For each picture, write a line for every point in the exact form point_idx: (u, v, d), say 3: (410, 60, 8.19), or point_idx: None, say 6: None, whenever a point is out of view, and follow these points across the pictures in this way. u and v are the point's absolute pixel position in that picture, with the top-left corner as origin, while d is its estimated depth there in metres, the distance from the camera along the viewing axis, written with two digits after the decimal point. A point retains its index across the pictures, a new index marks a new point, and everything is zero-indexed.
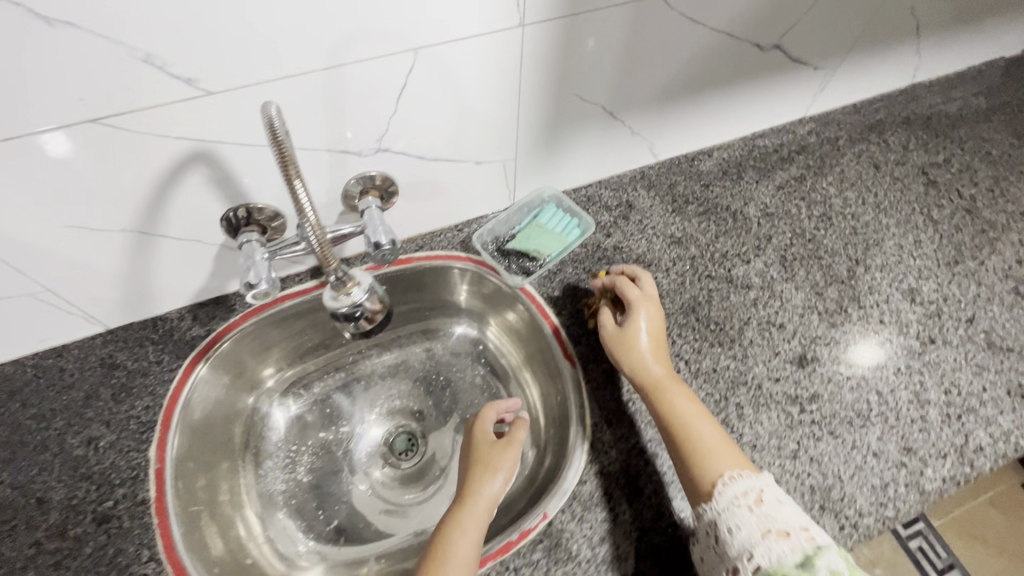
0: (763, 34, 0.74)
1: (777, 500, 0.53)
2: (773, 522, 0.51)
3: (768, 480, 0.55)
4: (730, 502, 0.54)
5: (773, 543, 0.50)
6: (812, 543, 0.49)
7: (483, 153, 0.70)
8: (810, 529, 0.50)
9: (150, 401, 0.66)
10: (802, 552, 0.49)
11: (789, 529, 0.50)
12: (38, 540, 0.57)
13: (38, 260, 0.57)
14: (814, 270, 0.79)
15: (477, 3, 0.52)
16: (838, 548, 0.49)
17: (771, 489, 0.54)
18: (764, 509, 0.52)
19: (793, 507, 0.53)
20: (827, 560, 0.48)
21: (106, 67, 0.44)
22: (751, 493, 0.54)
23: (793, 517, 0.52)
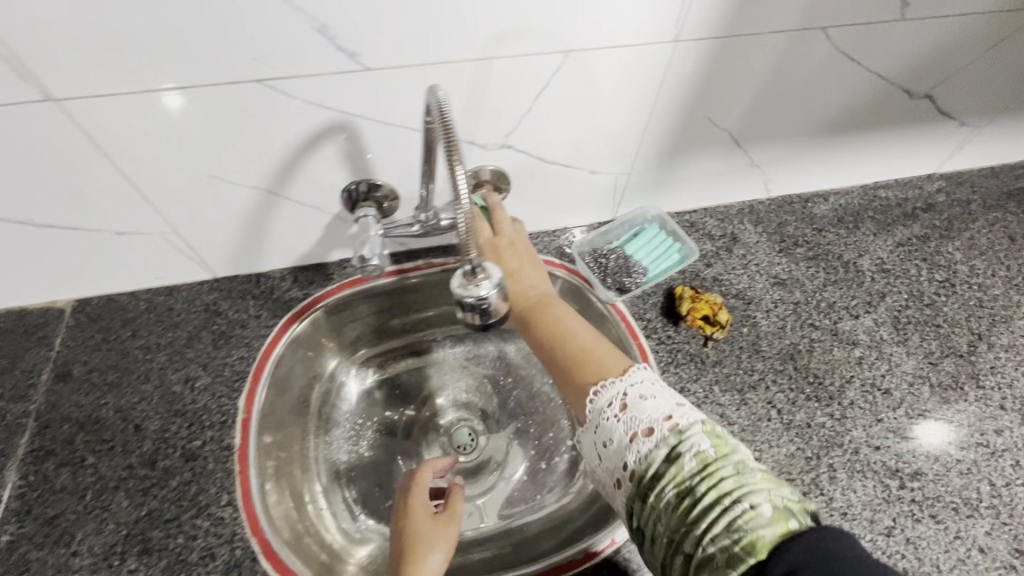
0: (917, 80, 0.69)
1: (640, 397, 0.50)
2: (637, 422, 0.48)
3: (638, 378, 0.51)
4: (598, 414, 0.50)
5: (641, 444, 0.47)
6: (674, 431, 0.46)
7: (601, 163, 0.69)
8: (674, 417, 0.47)
9: (245, 352, 0.68)
10: (668, 443, 0.46)
11: (652, 424, 0.47)
12: (131, 464, 0.60)
13: (172, 205, 0.60)
14: (930, 337, 0.73)
15: (640, 14, 0.51)
16: (701, 424, 0.47)
17: (637, 385, 0.51)
18: (628, 413, 0.49)
19: (657, 396, 0.50)
20: (693, 444, 0.45)
21: (284, 33, 0.46)
22: (616, 401, 0.50)
23: (657, 406, 0.48)
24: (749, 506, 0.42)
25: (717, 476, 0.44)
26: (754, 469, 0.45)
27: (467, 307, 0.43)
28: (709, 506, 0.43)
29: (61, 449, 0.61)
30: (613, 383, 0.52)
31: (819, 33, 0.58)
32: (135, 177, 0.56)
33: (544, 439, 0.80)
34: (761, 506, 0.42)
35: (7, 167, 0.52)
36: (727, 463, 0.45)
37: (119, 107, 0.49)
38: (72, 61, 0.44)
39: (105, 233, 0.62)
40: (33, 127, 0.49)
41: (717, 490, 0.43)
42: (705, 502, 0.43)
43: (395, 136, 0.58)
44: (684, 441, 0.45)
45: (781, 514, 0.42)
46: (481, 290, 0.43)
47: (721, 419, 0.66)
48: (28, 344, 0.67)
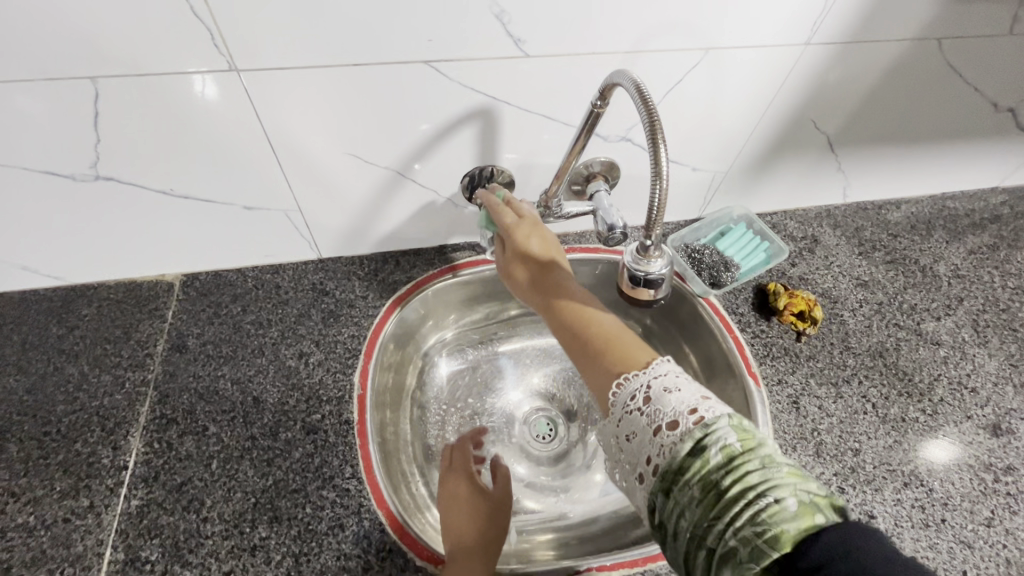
0: (1005, 94, 0.72)
1: (665, 390, 0.44)
2: (661, 413, 0.43)
3: (663, 370, 0.46)
4: (622, 408, 0.46)
5: (664, 438, 0.42)
6: (700, 424, 0.41)
7: (704, 160, 0.72)
8: (700, 409, 0.42)
9: (355, 331, 0.69)
10: (692, 437, 0.40)
11: (677, 416, 0.42)
12: (254, 435, 0.61)
13: (304, 181, 0.61)
14: (1008, 341, 0.76)
15: (782, 15, 0.55)
16: (730, 417, 0.41)
17: (662, 377, 0.46)
18: (653, 405, 0.44)
19: (685, 388, 0.44)
20: (719, 437, 0.40)
21: (464, 16, 0.48)
22: (640, 394, 0.45)
23: (683, 398, 0.43)
24: (771, 499, 0.37)
25: (742, 469, 0.38)
26: (783, 465, 0.39)
27: (637, 280, 0.47)
28: (733, 501, 0.37)
29: (182, 418, 0.61)
30: (636, 377, 0.47)
31: (933, 44, 0.62)
32: (281, 152, 0.57)
33: None
34: (784, 500, 0.36)
35: (168, 135, 0.53)
36: (754, 457, 0.39)
37: (290, 81, 0.51)
38: (265, 33, 0.46)
39: (235, 208, 0.63)
40: (207, 96, 0.50)
41: (740, 481, 0.38)
42: (731, 497, 0.38)
43: (530, 123, 0.60)
44: (710, 433, 0.40)
45: (807, 508, 0.36)
46: (653, 267, 0.46)
47: (820, 411, 0.68)
48: (141, 316, 0.68)
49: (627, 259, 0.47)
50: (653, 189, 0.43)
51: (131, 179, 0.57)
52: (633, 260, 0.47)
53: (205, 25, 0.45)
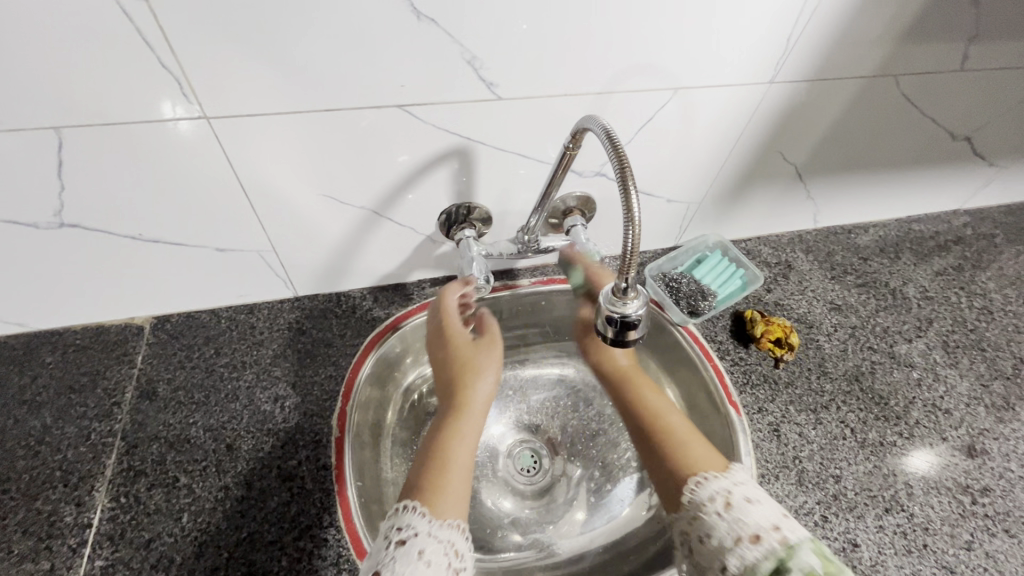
0: (960, 124, 0.75)
1: (746, 500, 0.47)
2: (742, 525, 0.45)
3: (741, 479, 0.49)
4: (697, 507, 0.49)
5: (744, 550, 0.44)
6: (784, 544, 0.43)
7: (677, 192, 0.73)
8: (783, 529, 0.44)
9: (333, 371, 0.68)
10: (774, 557, 0.42)
11: (758, 532, 0.44)
12: (227, 485, 0.59)
13: (277, 221, 0.60)
14: (978, 361, 0.78)
15: (747, 56, 0.56)
16: (813, 543, 0.43)
17: (742, 486, 0.49)
18: (733, 513, 0.46)
19: (764, 502, 0.47)
20: (800, 562, 0.41)
21: (438, 63, 0.49)
22: (718, 498, 0.48)
23: (766, 512, 0.45)
24: None
25: None
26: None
27: (611, 321, 0.46)
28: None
29: (151, 470, 0.59)
30: (713, 478, 0.50)
31: (890, 79, 0.65)
32: (254, 194, 0.57)
33: (609, 461, 0.80)
34: None
35: (136, 181, 0.52)
36: None
37: (261, 126, 0.50)
38: (234, 80, 0.46)
39: (207, 250, 0.62)
40: (176, 143, 0.50)
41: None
42: None
43: (506, 161, 0.60)
44: (791, 555, 0.42)
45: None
46: (629, 308, 0.46)
47: (800, 438, 0.69)
48: (109, 362, 0.66)
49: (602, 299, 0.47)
50: (625, 232, 0.43)
51: (96, 224, 0.56)
52: (608, 301, 0.46)
53: (172, 73, 0.45)
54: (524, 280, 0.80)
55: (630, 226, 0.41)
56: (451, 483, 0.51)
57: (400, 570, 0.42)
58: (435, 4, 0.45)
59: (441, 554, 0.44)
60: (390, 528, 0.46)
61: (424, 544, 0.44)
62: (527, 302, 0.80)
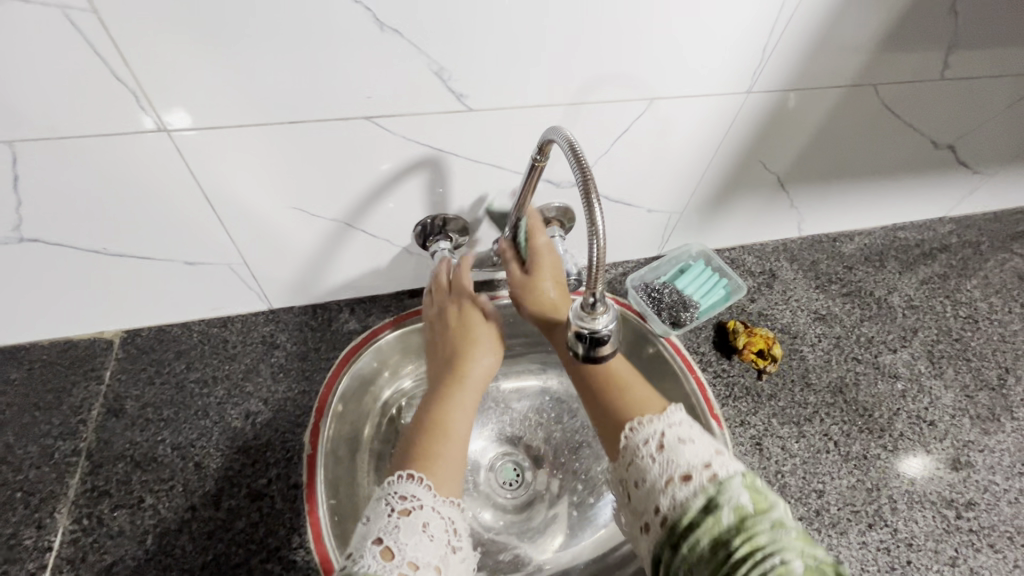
0: (943, 132, 0.74)
1: (679, 439, 0.47)
2: (675, 465, 0.45)
3: (676, 420, 0.48)
4: (633, 452, 0.48)
5: (676, 488, 0.44)
6: (714, 481, 0.43)
7: (658, 201, 0.72)
8: (714, 465, 0.44)
9: (306, 386, 0.66)
10: (705, 492, 0.43)
11: (690, 470, 0.44)
12: (194, 505, 0.57)
13: (247, 233, 0.59)
14: (963, 371, 0.77)
15: (721, 66, 0.55)
16: (742, 477, 0.44)
17: (676, 427, 0.48)
18: (665, 454, 0.46)
19: (697, 440, 0.47)
20: (730, 495, 0.42)
21: (404, 74, 0.48)
22: (653, 440, 0.47)
23: (698, 450, 0.46)
24: (780, 561, 0.39)
25: (752, 528, 0.41)
26: (791, 529, 0.41)
27: (581, 337, 0.45)
28: (740, 561, 0.39)
29: (116, 490, 0.57)
30: (649, 421, 0.49)
31: (870, 89, 0.64)
32: (221, 207, 0.55)
33: (593, 474, 0.78)
34: (792, 562, 0.39)
35: (97, 195, 0.51)
36: (764, 518, 0.41)
37: (225, 139, 0.49)
38: (193, 94, 0.45)
39: (175, 263, 0.61)
40: (136, 156, 0.49)
41: (748, 543, 0.40)
42: (739, 555, 0.40)
43: (480, 171, 0.59)
44: (722, 492, 0.42)
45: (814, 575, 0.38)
46: (598, 323, 0.45)
47: (783, 452, 0.68)
48: (76, 378, 0.65)
49: (570, 316, 0.46)
50: (591, 248, 0.42)
51: (58, 239, 0.54)
52: (577, 317, 0.46)
53: (128, 87, 0.43)
54: (503, 290, 0.79)
55: (595, 243, 0.40)
56: (446, 456, 0.50)
57: (406, 539, 0.42)
58: (398, 15, 0.44)
59: (442, 529, 0.44)
60: (391, 494, 0.45)
61: (427, 517, 0.44)
62: (508, 313, 0.79)
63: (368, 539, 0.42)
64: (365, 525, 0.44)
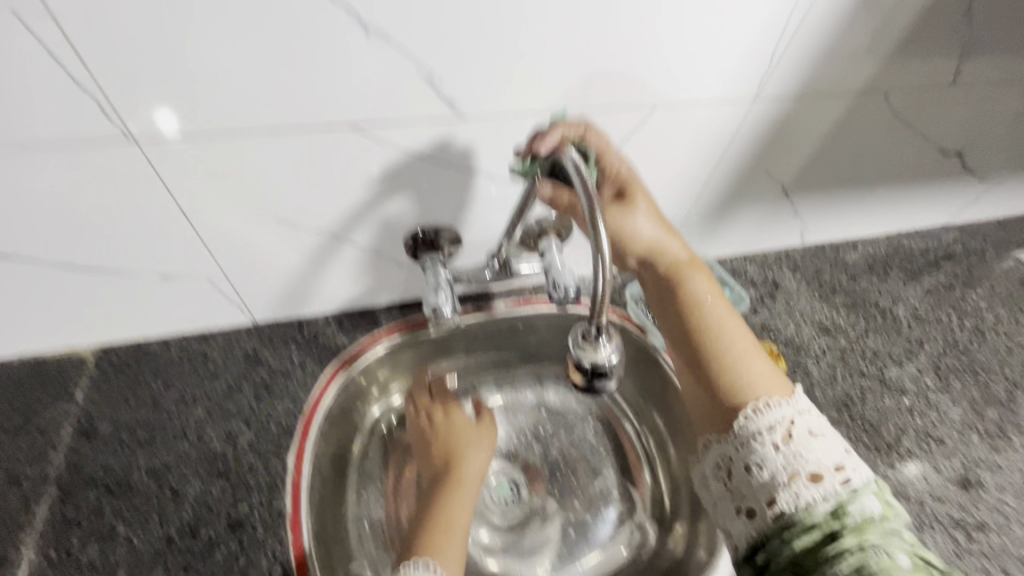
0: (951, 139, 0.72)
1: (809, 434, 0.46)
2: (802, 460, 0.44)
3: (805, 411, 0.47)
4: (755, 437, 0.46)
5: (800, 487, 0.43)
6: (847, 487, 0.43)
7: (658, 211, 0.69)
8: (846, 471, 0.44)
9: (290, 406, 0.63)
10: (835, 496, 0.43)
11: (819, 471, 0.44)
12: (170, 535, 0.54)
13: (226, 246, 0.56)
14: (971, 385, 0.75)
15: (728, 71, 0.53)
16: (874, 485, 0.44)
17: (804, 419, 0.47)
18: (794, 447, 0.45)
19: (827, 438, 0.46)
20: (861, 503, 0.43)
21: (392, 79, 0.45)
22: (779, 430, 0.46)
23: (829, 453, 0.45)
24: (887, 557, 0.40)
25: (872, 528, 0.42)
26: (906, 537, 0.43)
27: (582, 368, 0.45)
28: (846, 551, 0.41)
29: (87, 519, 0.54)
30: (776, 406, 0.47)
31: (880, 95, 0.62)
32: (197, 219, 0.52)
33: (591, 492, 0.74)
34: (901, 560, 0.40)
35: (62, 206, 0.48)
36: (885, 524, 0.42)
37: (200, 148, 0.46)
38: (160, 101, 0.42)
39: (150, 277, 0.57)
40: (103, 167, 0.46)
41: (857, 534, 0.41)
42: (847, 546, 0.41)
43: (473, 181, 0.56)
44: (853, 499, 0.43)
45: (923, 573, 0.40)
46: (600, 355, 0.45)
47: None
48: (45, 398, 0.61)
49: (571, 347, 0.46)
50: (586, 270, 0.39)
51: (23, 253, 0.51)
52: (578, 346, 0.45)
53: (88, 93, 0.41)
54: (498, 302, 0.74)
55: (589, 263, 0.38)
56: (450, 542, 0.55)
57: None
58: (384, 17, 0.41)
59: None
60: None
61: None
62: (503, 326, 0.76)
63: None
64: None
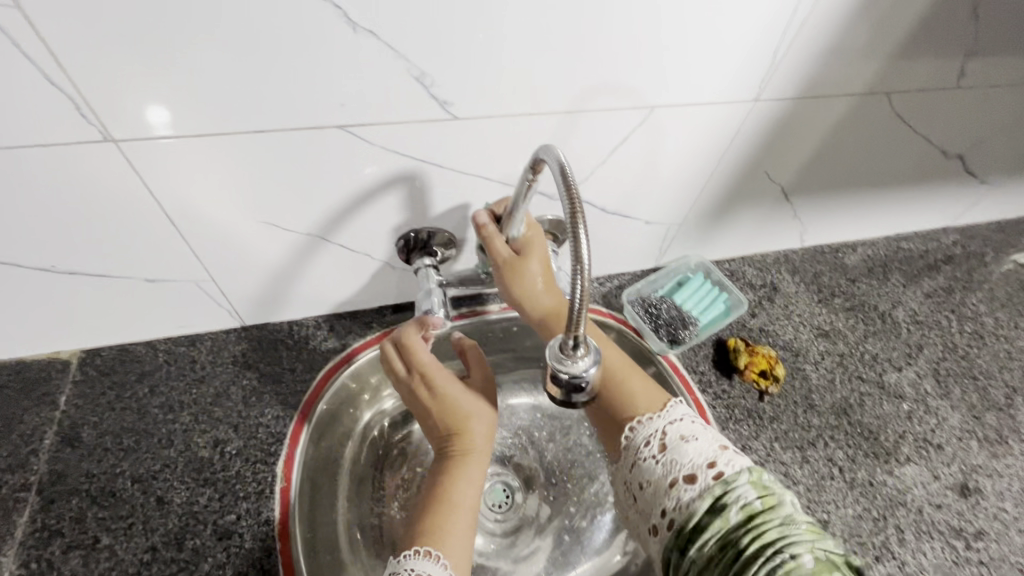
0: (952, 142, 0.71)
1: (681, 438, 0.47)
2: (679, 465, 0.45)
3: (678, 416, 0.49)
4: (634, 452, 0.48)
5: (682, 492, 0.44)
6: (719, 480, 0.44)
7: (656, 213, 0.68)
8: (718, 464, 0.45)
9: (280, 411, 0.61)
10: (710, 492, 0.43)
11: (693, 470, 0.45)
12: (154, 545, 0.53)
13: (212, 248, 0.54)
14: (970, 390, 0.74)
15: (728, 72, 0.51)
16: (748, 473, 0.44)
17: (677, 424, 0.49)
18: (669, 454, 0.47)
19: (699, 438, 0.47)
20: (738, 495, 0.43)
21: (382, 80, 0.43)
22: (654, 441, 0.48)
23: (699, 448, 0.46)
24: (789, 558, 0.39)
25: (760, 525, 0.41)
26: (802, 523, 0.42)
27: (558, 381, 0.41)
28: (748, 559, 0.40)
29: (69, 529, 0.53)
30: (653, 418, 0.50)
31: (882, 97, 0.60)
32: (181, 222, 0.51)
33: (585, 497, 0.73)
34: (799, 557, 0.39)
35: (40, 209, 0.46)
36: (773, 515, 0.42)
37: (183, 149, 0.44)
38: (140, 103, 0.41)
39: (134, 280, 0.56)
40: (83, 169, 0.44)
41: (754, 536, 0.41)
42: (748, 553, 0.41)
43: (466, 183, 0.55)
44: (729, 491, 0.43)
45: (824, 565, 0.39)
46: (578, 366, 0.41)
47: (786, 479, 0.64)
48: (28, 404, 0.60)
49: (547, 357, 0.42)
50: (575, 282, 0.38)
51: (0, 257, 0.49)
52: (555, 358, 0.41)
53: (63, 93, 0.39)
54: (492, 305, 0.75)
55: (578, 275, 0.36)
56: (459, 524, 0.47)
57: None
58: (374, 15, 0.40)
59: None
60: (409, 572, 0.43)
61: None
62: (497, 329, 0.75)
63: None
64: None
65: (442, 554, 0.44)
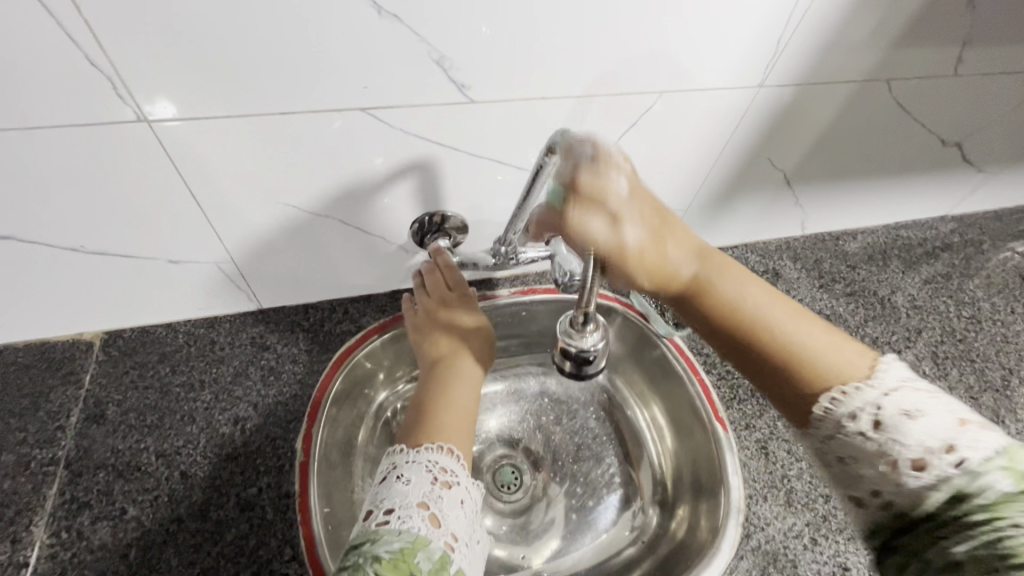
0: (951, 130, 0.73)
1: (904, 414, 0.40)
2: (899, 445, 0.40)
3: (894, 386, 0.42)
4: (837, 427, 0.43)
5: (906, 475, 0.39)
6: (965, 468, 0.37)
7: (662, 199, 0.70)
8: (959, 448, 0.38)
9: (298, 390, 0.63)
10: (953, 482, 0.37)
11: (923, 453, 0.39)
12: (180, 516, 0.54)
13: (234, 229, 0.56)
14: (967, 372, 0.76)
15: (734, 57, 0.53)
16: (1001, 456, 0.38)
17: (893, 397, 0.41)
18: (886, 433, 0.40)
19: (930, 413, 0.40)
20: (987, 478, 0.37)
21: (404, 65, 0.45)
22: (864, 415, 0.42)
23: (931, 429, 0.39)
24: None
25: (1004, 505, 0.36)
26: None
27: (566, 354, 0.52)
28: (970, 531, 0.37)
29: (97, 501, 0.55)
30: (856, 390, 0.42)
31: (883, 84, 0.62)
32: (207, 203, 0.52)
33: (592, 478, 0.75)
34: None
35: (72, 189, 0.48)
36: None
37: (210, 131, 0.46)
38: (176, 85, 0.42)
39: (158, 261, 0.57)
40: (118, 150, 0.46)
41: (989, 514, 0.36)
42: (974, 527, 0.36)
43: (479, 168, 0.57)
44: (975, 477, 0.37)
45: None
46: (584, 341, 0.51)
47: (788, 456, 0.68)
48: (53, 383, 0.61)
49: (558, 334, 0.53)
50: None
51: (32, 236, 0.51)
52: (565, 334, 0.52)
53: (100, 75, 0.41)
54: (502, 290, 0.76)
55: None
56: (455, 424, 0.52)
57: (447, 510, 0.43)
58: (398, 1, 0.41)
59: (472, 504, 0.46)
60: (428, 460, 0.46)
61: (461, 493, 0.45)
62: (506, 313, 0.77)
63: (412, 499, 0.42)
64: (405, 485, 0.43)
65: (448, 447, 0.48)
